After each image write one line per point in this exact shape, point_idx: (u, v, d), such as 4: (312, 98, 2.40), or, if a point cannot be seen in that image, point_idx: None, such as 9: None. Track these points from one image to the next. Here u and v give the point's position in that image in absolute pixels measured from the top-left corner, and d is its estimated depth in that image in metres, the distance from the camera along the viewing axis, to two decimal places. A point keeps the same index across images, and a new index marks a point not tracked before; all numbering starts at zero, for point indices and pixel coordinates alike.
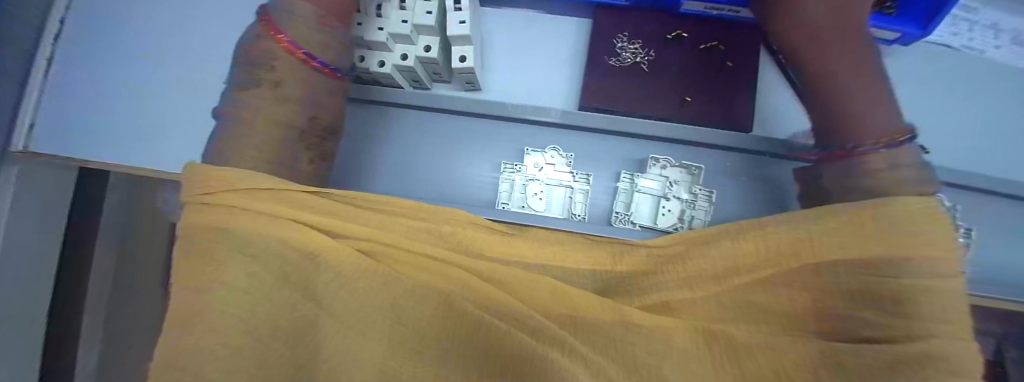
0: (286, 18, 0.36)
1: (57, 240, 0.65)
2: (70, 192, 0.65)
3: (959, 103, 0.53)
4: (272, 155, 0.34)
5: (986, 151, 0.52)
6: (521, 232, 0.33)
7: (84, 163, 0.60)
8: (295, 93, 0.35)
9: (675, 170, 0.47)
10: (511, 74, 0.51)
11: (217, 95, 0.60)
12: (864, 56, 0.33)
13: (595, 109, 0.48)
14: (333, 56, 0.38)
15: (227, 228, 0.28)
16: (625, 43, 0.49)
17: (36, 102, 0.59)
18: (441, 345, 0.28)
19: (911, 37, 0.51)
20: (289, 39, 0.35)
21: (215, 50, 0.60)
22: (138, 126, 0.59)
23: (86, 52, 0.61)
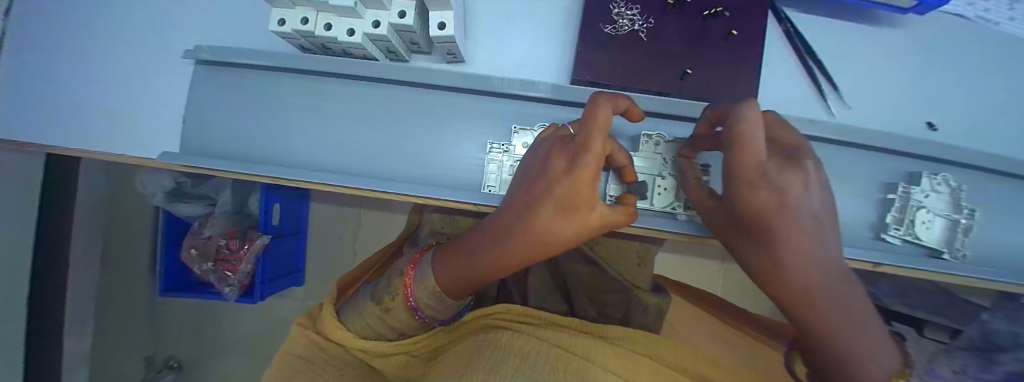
0: (419, 283, 0.41)
1: None
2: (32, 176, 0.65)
3: (972, 79, 0.50)
4: (370, 319, 0.43)
5: (988, 130, 0.50)
6: (473, 367, 0.27)
7: (50, 149, 0.57)
8: (402, 312, 0.42)
9: (670, 146, 0.44)
10: (497, 45, 0.47)
11: (170, 70, 0.53)
12: (832, 282, 0.29)
13: (588, 83, 0.44)
14: (435, 310, 0.42)
15: (342, 302, 0.49)
16: (622, 9, 0.45)
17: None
18: (475, 337, 0.38)
19: (928, 7, 0.44)
20: (413, 295, 0.41)
21: (167, 21, 0.54)
22: (94, 109, 0.55)
23: (30, 23, 0.56)
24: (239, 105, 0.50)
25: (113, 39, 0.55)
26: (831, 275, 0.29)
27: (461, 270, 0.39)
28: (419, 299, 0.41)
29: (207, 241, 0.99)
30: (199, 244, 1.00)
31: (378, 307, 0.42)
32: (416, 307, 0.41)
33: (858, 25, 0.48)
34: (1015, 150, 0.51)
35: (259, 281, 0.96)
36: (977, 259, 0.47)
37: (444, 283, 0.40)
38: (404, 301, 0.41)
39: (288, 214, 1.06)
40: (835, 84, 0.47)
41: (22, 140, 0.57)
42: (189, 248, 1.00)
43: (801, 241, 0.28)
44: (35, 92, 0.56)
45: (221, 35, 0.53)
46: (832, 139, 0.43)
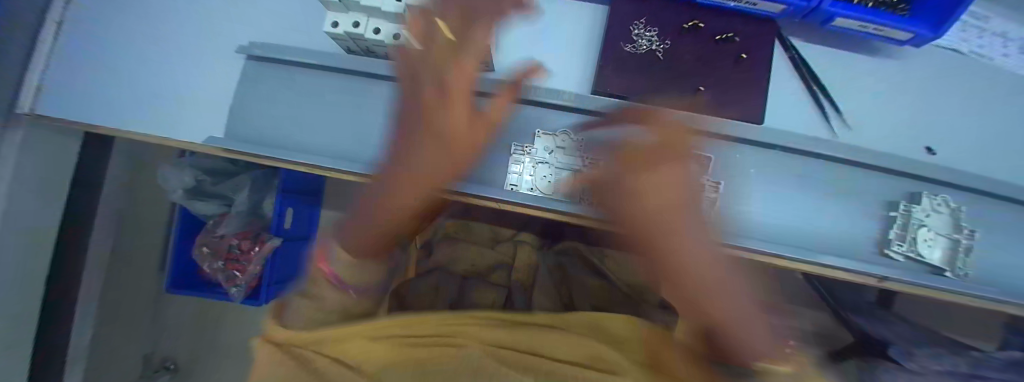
0: (332, 258, 0.36)
1: (34, 191, 0.70)
2: (52, 152, 0.71)
3: (971, 108, 0.53)
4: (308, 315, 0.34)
5: (990, 158, 0.53)
6: None
7: (90, 128, 0.61)
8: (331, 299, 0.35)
9: None
10: (525, 56, 0.51)
11: (215, 63, 0.58)
12: (690, 226, 0.26)
13: (609, 95, 0.48)
14: (357, 274, 0.37)
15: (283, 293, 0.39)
16: (641, 31, 0.49)
17: (42, 66, 0.61)
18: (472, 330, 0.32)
19: (923, 40, 0.48)
20: (332, 270, 0.36)
21: (224, 22, 0.60)
22: (140, 94, 0.60)
23: (94, 18, 0.63)
24: (281, 98, 0.54)
25: (167, 35, 0.61)
26: (692, 229, 0.26)
27: (371, 234, 0.36)
28: (339, 272, 0.36)
29: (218, 239, 1.01)
30: (210, 242, 1.02)
31: (303, 301, 0.35)
32: (340, 280, 0.36)
33: (860, 55, 0.52)
34: (1016, 176, 0.54)
35: (266, 283, 0.97)
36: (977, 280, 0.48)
37: (355, 252, 0.36)
38: (325, 285, 0.36)
39: (300, 218, 1.08)
40: (838, 107, 0.50)
41: (62, 118, 0.60)
42: (200, 245, 1.00)
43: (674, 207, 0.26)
44: (91, 78, 0.61)
45: (273, 35, 0.58)
46: (837, 156, 0.46)
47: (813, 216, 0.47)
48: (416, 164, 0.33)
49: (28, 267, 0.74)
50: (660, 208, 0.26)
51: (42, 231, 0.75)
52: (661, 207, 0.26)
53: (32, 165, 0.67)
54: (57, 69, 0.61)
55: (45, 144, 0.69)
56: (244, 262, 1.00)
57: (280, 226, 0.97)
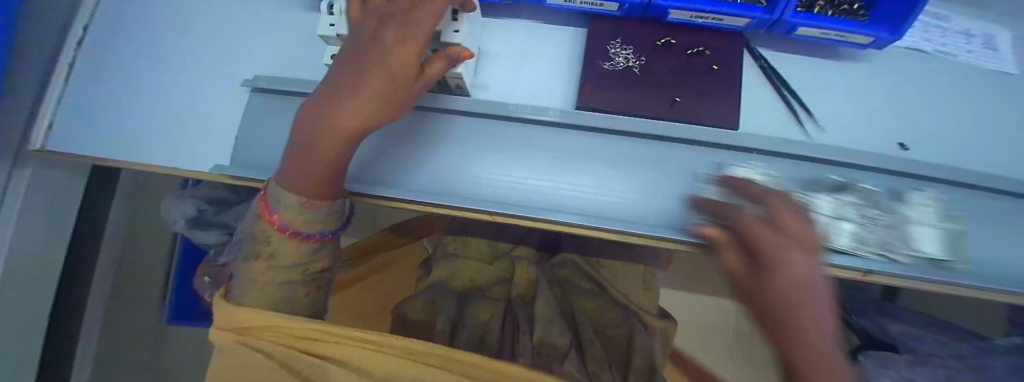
0: (277, 202, 0.38)
1: (41, 223, 0.72)
2: (56, 186, 0.74)
3: (944, 102, 0.56)
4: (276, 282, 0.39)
5: (970, 149, 0.54)
6: None
7: (99, 161, 0.64)
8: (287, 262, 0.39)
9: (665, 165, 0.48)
10: (512, 76, 0.54)
11: (218, 96, 0.62)
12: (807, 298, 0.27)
13: (591, 109, 0.50)
14: (317, 227, 0.39)
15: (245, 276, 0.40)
16: (618, 49, 0.53)
17: (54, 104, 0.64)
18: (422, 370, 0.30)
19: (885, 42, 0.51)
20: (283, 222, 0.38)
21: (229, 57, 0.64)
22: (147, 127, 0.63)
23: (108, 60, 0.68)
24: (282, 126, 0.57)
25: (175, 72, 0.65)
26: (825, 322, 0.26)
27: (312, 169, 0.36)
28: (289, 222, 0.38)
29: (219, 269, 1.02)
30: (211, 272, 1.03)
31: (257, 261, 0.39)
32: (294, 231, 0.38)
33: (826, 61, 0.56)
34: (1007, 166, 0.54)
35: None
36: (976, 275, 0.47)
37: (300, 188, 0.37)
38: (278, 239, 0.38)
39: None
40: (809, 110, 0.53)
41: (71, 152, 0.63)
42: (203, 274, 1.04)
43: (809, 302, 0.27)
44: (103, 118, 0.65)
45: (276, 68, 0.62)
46: (812, 156, 0.48)
47: None
48: (364, 95, 0.32)
49: (32, 299, 0.75)
50: (801, 290, 0.27)
51: (47, 262, 0.77)
52: (790, 285, 0.27)
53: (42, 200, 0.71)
54: (67, 111, 0.65)
55: (52, 177, 0.72)
56: None
57: None
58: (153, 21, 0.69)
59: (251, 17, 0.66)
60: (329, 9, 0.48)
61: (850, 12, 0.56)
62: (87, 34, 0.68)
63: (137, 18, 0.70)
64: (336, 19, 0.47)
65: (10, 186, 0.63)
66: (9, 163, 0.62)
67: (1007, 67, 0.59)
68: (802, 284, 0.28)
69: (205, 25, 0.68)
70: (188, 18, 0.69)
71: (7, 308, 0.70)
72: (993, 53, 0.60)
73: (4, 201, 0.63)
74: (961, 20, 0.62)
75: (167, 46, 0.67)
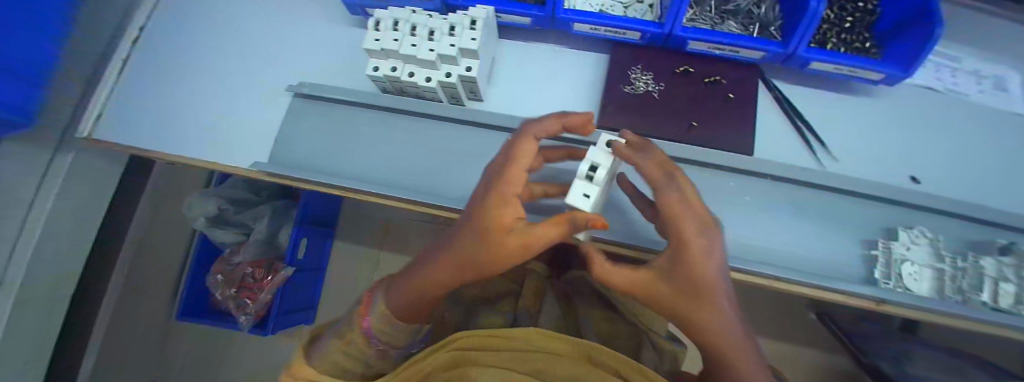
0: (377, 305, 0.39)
1: (77, 209, 0.76)
2: (96, 175, 0.79)
3: (956, 139, 0.57)
4: (348, 364, 0.37)
5: (986, 187, 0.55)
6: None
7: (138, 152, 0.69)
8: (360, 349, 0.37)
9: None
10: (537, 95, 0.58)
11: (255, 99, 0.67)
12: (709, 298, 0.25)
13: (611, 129, 0.53)
14: (400, 341, 0.40)
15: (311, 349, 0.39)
16: (638, 75, 0.56)
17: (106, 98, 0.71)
18: None
19: (897, 78, 0.53)
20: (369, 324, 0.38)
21: (271, 65, 0.69)
22: (186, 123, 0.68)
23: (155, 61, 0.74)
24: (318, 129, 0.61)
25: (215, 75, 0.71)
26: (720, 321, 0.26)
27: (413, 292, 0.36)
28: (375, 328, 0.37)
29: (233, 268, 1.07)
30: (225, 270, 1.07)
31: (339, 340, 0.37)
32: (374, 336, 0.37)
33: (837, 94, 0.58)
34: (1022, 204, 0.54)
35: (275, 313, 0.98)
36: (1003, 305, 0.46)
37: (398, 310, 0.37)
38: (362, 336, 0.37)
39: (313, 249, 1.10)
40: (822, 140, 0.55)
41: (112, 142, 0.69)
42: (216, 273, 1.07)
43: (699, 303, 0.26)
44: (147, 112, 0.70)
45: (316, 77, 0.67)
46: (826, 185, 0.50)
47: (813, 241, 0.50)
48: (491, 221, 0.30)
49: (59, 280, 0.79)
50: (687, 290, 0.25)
51: (79, 245, 0.81)
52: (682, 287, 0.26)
53: (81, 187, 0.76)
54: (114, 104, 0.71)
55: (92, 166, 0.77)
56: (256, 290, 1.04)
57: (293, 256, 1.01)
58: (203, 28, 0.75)
59: (295, 30, 0.72)
60: (375, 26, 0.53)
61: (861, 50, 0.59)
62: (140, 36, 0.76)
63: (186, 24, 0.76)
64: (381, 35, 0.51)
65: (51, 169, 0.68)
66: (54, 145, 0.68)
67: (1016, 108, 0.61)
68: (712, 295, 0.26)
69: (249, 34, 0.73)
70: (238, 27, 0.75)
71: (36, 288, 0.73)
72: (1004, 94, 0.62)
73: (45, 183, 0.68)
74: (971, 61, 0.64)
75: (213, 51, 0.73)
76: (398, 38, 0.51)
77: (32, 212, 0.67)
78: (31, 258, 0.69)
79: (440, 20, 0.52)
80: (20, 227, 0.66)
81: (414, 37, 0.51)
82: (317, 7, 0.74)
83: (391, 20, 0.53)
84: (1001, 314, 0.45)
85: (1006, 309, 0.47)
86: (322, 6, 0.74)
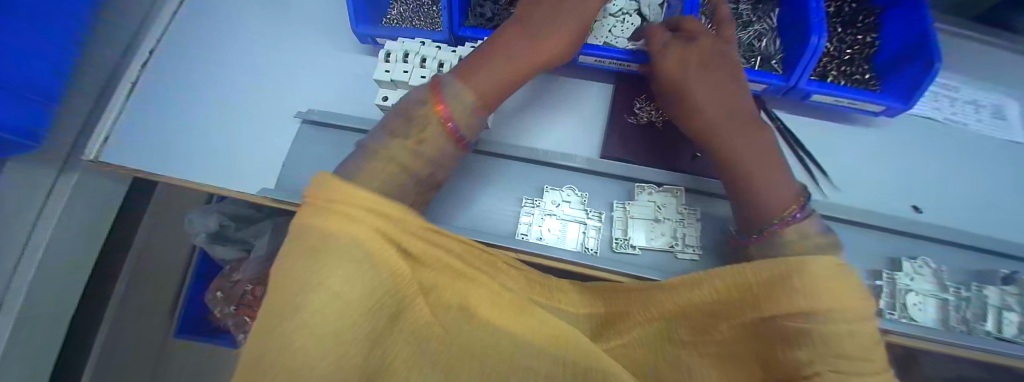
0: (452, 96, 0.39)
1: (81, 228, 0.76)
2: (101, 194, 0.78)
3: (956, 169, 0.58)
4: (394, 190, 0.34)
5: (985, 215, 0.56)
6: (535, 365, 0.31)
7: (145, 175, 0.69)
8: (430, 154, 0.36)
9: (660, 195, 0.52)
10: (544, 122, 0.59)
11: (264, 123, 0.68)
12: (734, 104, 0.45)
13: (616, 158, 0.55)
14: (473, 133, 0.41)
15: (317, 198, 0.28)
16: (642, 105, 0.58)
17: (113, 121, 0.71)
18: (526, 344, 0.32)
19: (896, 110, 0.54)
20: (447, 109, 0.38)
21: (281, 89, 0.71)
22: (196, 145, 0.69)
23: (164, 83, 0.75)
24: (327, 156, 0.61)
25: (226, 98, 0.72)
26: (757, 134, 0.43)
27: (499, 75, 0.43)
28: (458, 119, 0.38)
29: (233, 286, 1.06)
30: (225, 288, 1.07)
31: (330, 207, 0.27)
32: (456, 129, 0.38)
33: (837, 123, 0.60)
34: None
35: None
36: (1008, 336, 0.47)
37: (482, 96, 0.41)
38: (438, 127, 0.37)
39: None
40: (822, 167, 0.56)
41: (117, 164, 0.68)
42: (216, 290, 1.07)
43: (733, 115, 0.44)
44: (157, 134, 0.70)
45: (324, 103, 0.68)
46: (830, 215, 0.51)
47: None
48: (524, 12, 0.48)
49: (61, 300, 0.78)
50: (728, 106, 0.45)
51: (81, 264, 0.80)
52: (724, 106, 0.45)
53: (86, 207, 0.75)
54: (122, 125, 0.71)
55: (98, 186, 0.77)
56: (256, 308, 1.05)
57: None
58: (216, 52, 0.77)
59: (306, 55, 0.73)
60: (384, 57, 0.54)
61: (861, 82, 0.61)
62: (149, 59, 0.76)
63: (198, 46, 0.77)
64: (391, 67, 0.53)
65: (54, 189, 0.68)
66: (59, 164, 0.68)
67: (1014, 137, 0.62)
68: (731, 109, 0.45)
69: (260, 57, 0.75)
70: (250, 51, 0.76)
71: (35, 308, 0.72)
72: (1001, 123, 0.64)
73: (49, 203, 0.68)
74: (968, 89, 0.66)
75: (223, 74, 0.74)
76: (408, 69, 0.52)
77: (36, 233, 0.67)
78: (32, 278, 0.68)
79: (450, 53, 0.54)
80: (21, 249, 0.66)
81: (424, 68, 0.53)
82: (328, 33, 0.75)
83: (402, 52, 0.54)
84: (1006, 345, 0.45)
85: (1010, 338, 0.47)
86: (333, 33, 0.75)
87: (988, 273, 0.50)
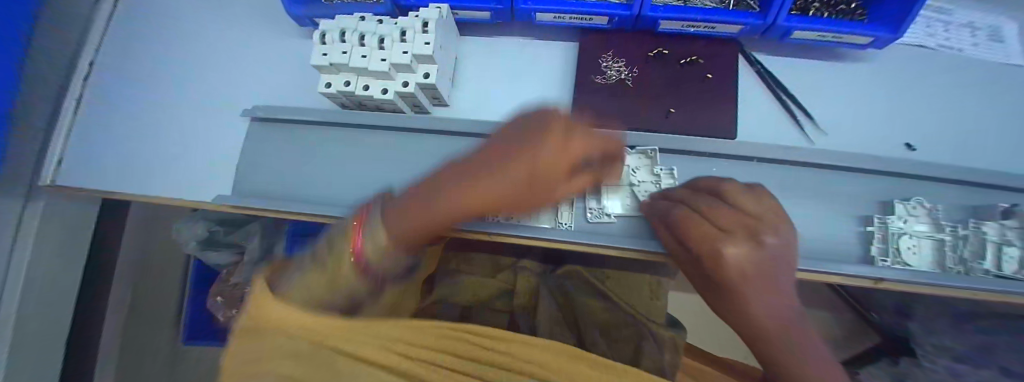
0: (358, 220, 0.36)
1: (58, 258, 0.73)
2: (74, 220, 0.75)
3: (952, 100, 0.54)
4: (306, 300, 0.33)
5: (984, 146, 0.52)
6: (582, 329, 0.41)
7: (106, 195, 0.66)
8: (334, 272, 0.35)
9: (633, 157, 0.48)
10: (506, 93, 0.55)
11: (217, 126, 0.64)
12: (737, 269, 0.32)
13: (585, 124, 0.50)
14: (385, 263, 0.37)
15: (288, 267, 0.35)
16: (610, 62, 0.53)
17: (63, 142, 0.66)
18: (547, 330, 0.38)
19: (884, 41, 0.50)
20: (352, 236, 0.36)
21: (228, 88, 0.65)
22: (150, 159, 0.64)
23: (106, 94, 0.69)
24: (284, 153, 0.57)
25: (172, 104, 0.67)
26: (764, 298, 0.32)
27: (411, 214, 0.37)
28: None
29: (232, 288, 1.04)
30: (224, 291, 1.04)
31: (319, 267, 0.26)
32: None
33: (824, 62, 0.55)
34: None
35: None
36: (1009, 272, 0.44)
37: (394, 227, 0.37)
38: None
39: None
40: (809, 113, 0.52)
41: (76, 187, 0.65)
42: (216, 296, 1.04)
43: (727, 277, 0.33)
44: (111, 151, 0.66)
45: (274, 97, 0.63)
46: (817, 163, 0.47)
47: (804, 223, 0.48)
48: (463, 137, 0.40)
49: (54, 330, 0.76)
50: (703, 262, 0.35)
51: (66, 294, 0.78)
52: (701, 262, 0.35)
53: (57, 238, 0.72)
54: (72, 148, 0.66)
55: (68, 211, 0.73)
56: None
57: None
58: (154, 54, 0.71)
59: (248, 46, 0.68)
60: (321, 38, 0.49)
61: (847, 12, 0.56)
62: (90, 72, 0.70)
63: (136, 50, 0.71)
64: (328, 49, 0.47)
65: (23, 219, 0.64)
66: (24, 193, 0.64)
67: (1013, 59, 0.57)
68: (735, 272, 0.32)
69: (202, 56, 0.69)
70: (190, 49, 0.70)
71: (31, 340, 0.71)
72: (1000, 45, 0.58)
73: (19, 236, 0.64)
74: (962, 11, 0.61)
75: (166, 78, 0.69)
76: (347, 49, 0.47)
77: (9, 271, 0.64)
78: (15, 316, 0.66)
79: (390, 25, 0.48)
80: None
81: (364, 46, 0.48)
82: (269, 20, 0.69)
83: (338, 30, 0.49)
84: (1008, 283, 0.42)
85: (1010, 276, 0.44)
86: (274, 18, 0.69)
87: (986, 208, 0.46)
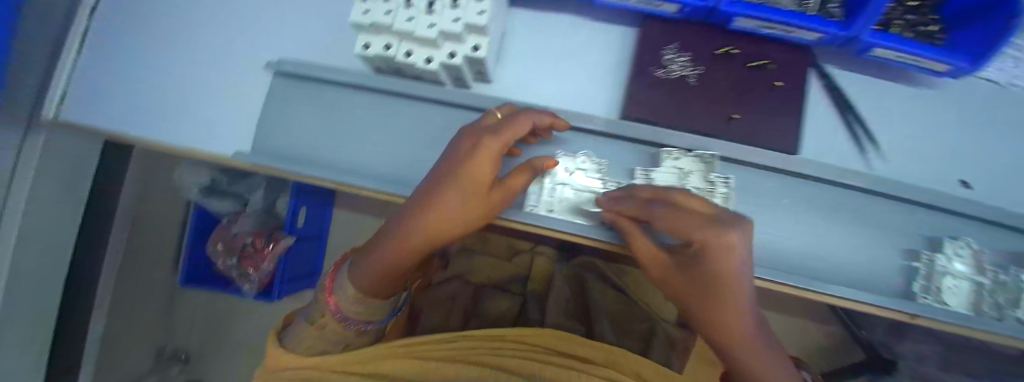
0: (339, 286, 0.39)
1: (57, 197, 0.70)
2: (74, 158, 0.71)
3: (1015, 140, 0.51)
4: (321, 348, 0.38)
5: None
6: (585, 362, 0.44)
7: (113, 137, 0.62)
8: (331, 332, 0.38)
9: (689, 160, 0.45)
10: (555, 76, 0.51)
11: (234, 75, 0.59)
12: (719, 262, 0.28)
13: (637, 120, 0.47)
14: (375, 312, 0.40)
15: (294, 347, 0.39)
16: (673, 56, 0.49)
17: (67, 76, 0.61)
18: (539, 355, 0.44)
19: (961, 71, 0.46)
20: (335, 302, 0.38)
21: (248, 35, 0.60)
22: (160, 104, 0.60)
23: (113, 27, 0.63)
24: (309, 113, 0.54)
25: (185, 46, 0.62)
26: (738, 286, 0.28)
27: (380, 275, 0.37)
28: (343, 308, 0.38)
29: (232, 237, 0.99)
30: (223, 240, 1.00)
31: (310, 327, 0.38)
32: (344, 318, 0.38)
33: (894, 84, 0.51)
34: None
35: (279, 282, 0.93)
36: None
37: (368, 289, 0.38)
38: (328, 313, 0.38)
39: (313, 220, 1.04)
40: (873, 138, 0.49)
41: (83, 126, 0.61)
42: (216, 243, 1.00)
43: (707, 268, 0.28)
44: (118, 91, 0.62)
45: (300, 52, 0.59)
46: (873, 190, 0.45)
47: (847, 249, 0.46)
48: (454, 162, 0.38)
49: (52, 270, 0.74)
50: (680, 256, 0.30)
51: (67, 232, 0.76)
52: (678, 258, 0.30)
53: (58, 176, 0.68)
54: (78, 81, 0.62)
55: (70, 148, 0.69)
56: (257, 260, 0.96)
57: (292, 225, 0.94)
58: None
59: None
60: None
61: (925, 35, 0.52)
62: None
63: None
64: (371, 6, 0.43)
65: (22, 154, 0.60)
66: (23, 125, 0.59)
67: None
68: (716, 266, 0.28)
69: None
70: None
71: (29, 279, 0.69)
72: None
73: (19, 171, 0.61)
74: None
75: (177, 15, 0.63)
76: (391, 9, 0.43)
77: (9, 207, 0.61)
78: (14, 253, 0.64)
79: None
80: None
81: (411, 8, 0.43)
82: None
83: None
84: None
85: None
86: None
87: None
